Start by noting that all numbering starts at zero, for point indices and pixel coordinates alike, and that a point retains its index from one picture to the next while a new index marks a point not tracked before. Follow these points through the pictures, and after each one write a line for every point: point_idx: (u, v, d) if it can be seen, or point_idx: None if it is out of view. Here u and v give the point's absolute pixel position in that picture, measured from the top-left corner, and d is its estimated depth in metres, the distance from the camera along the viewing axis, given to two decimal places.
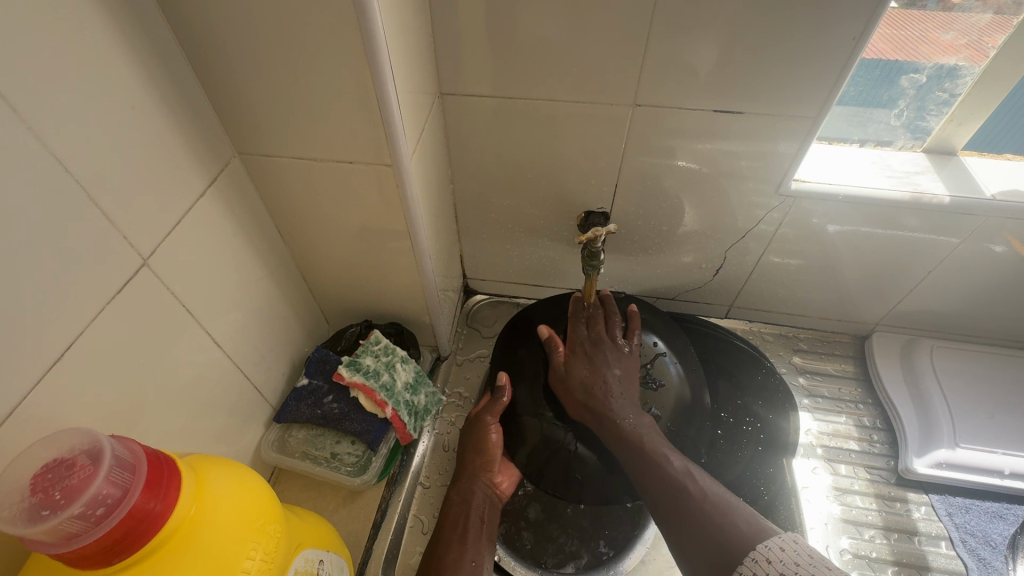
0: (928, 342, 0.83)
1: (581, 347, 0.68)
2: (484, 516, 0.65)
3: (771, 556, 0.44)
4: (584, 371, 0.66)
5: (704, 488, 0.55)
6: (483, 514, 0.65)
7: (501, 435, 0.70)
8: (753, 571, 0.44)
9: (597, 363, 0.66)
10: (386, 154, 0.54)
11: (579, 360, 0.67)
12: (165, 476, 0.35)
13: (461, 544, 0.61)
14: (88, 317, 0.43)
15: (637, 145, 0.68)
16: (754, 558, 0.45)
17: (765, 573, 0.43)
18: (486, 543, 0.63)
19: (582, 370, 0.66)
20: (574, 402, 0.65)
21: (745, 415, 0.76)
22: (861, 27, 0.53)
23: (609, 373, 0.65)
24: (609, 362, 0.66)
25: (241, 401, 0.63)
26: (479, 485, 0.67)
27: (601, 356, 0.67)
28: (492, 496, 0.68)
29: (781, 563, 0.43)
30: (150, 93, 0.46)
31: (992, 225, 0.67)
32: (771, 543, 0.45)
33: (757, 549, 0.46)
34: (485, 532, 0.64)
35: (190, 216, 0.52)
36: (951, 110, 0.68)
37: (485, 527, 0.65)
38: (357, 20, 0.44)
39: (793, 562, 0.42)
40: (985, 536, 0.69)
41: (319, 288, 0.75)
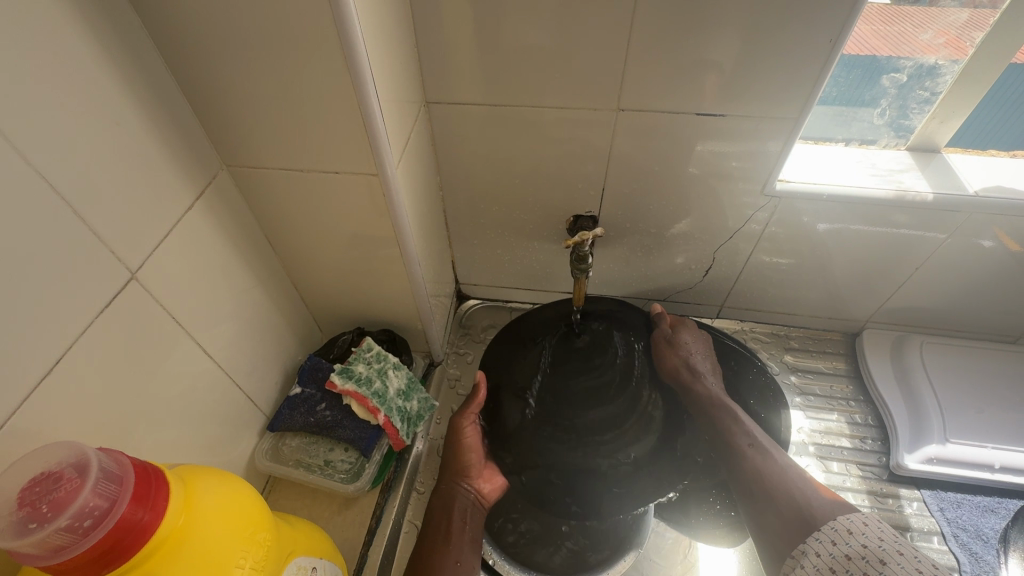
0: (918, 338, 0.83)
1: (665, 335, 0.78)
2: (465, 518, 0.67)
3: (851, 528, 0.52)
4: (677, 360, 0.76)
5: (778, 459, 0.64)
6: (466, 516, 0.67)
7: (477, 438, 0.71)
8: (832, 536, 0.53)
9: (681, 344, 0.77)
10: (372, 165, 0.55)
11: (668, 348, 0.77)
12: (153, 487, 0.35)
13: (444, 546, 0.63)
14: (76, 331, 0.44)
15: (623, 148, 0.69)
16: (835, 528, 0.53)
17: (845, 540, 0.52)
18: (470, 544, 0.65)
19: (676, 355, 0.76)
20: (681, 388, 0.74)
21: None
22: (839, 30, 0.54)
23: (683, 355, 0.76)
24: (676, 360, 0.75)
25: (234, 411, 0.64)
26: (463, 487, 0.69)
27: (672, 344, 0.77)
28: (474, 499, 0.69)
29: (865, 535, 0.51)
30: (134, 108, 0.46)
31: (976, 221, 0.68)
32: (852, 517, 0.53)
33: (837, 521, 0.54)
34: (467, 533, 0.66)
35: (177, 229, 0.52)
36: (932, 109, 0.68)
37: (468, 528, 0.66)
38: (339, 33, 0.44)
39: (876, 537, 0.50)
40: (977, 531, 0.70)
41: (310, 297, 0.75)
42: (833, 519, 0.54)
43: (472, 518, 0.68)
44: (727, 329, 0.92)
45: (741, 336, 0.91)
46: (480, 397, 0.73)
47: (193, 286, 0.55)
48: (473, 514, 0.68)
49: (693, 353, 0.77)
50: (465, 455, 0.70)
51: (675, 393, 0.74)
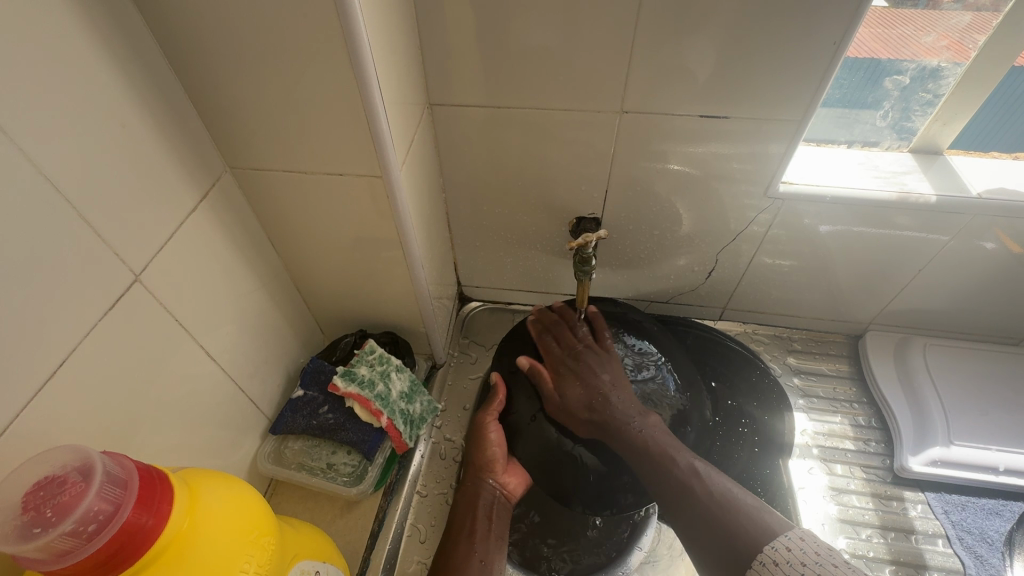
0: (921, 340, 0.83)
1: (564, 365, 0.71)
2: (490, 515, 0.67)
3: (777, 557, 0.49)
4: (578, 390, 0.68)
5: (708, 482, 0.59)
6: (490, 512, 0.67)
7: (500, 434, 0.71)
8: (761, 572, 0.49)
9: (585, 374, 0.69)
10: (376, 166, 0.55)
11: (567, 378, 0.69)
12: (157, 492, 0.35)
13: (469, 543, 0.63)
14: (80, 333, 0.44)
15: (626, 150, 0.69)
16: (762, 560, 0.50)
17: (772, 574, 0.49)
18: (496, 541, 0.65)
19: (576, 390, 0.68)
20: (576, 421, 0.67)
21: (741, 416, 0.76)
22: (842, 32, 0.54)
23: (599, 380, 0.68)
24: (596, 369, 0.69)
25: (236, 413, 0.63)
26: (488, 483, 0.69)
27: (585, 367, 0.70)
28: (500, 495, 0.69)
29: (788, 565, 0.48)
30: (139, 110, 0.46)
31: (980, 223, 0.68)
32: (776, 543, 0.50)
33: (763, 550, 0.50)
34: (494, 531, 0.66)
35: (181, 231, 0.52)
36: (935, 110, 0.68)
37: (495, 524, 0.67)
38: (343, 35, 0.44)
39: (799, 562, 0.48)
40: (981, 533, 0.70)
41: (312, 299, 0.75)
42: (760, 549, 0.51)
43: (497, 515, 0.68)
44: (730, 331, 0.92)
45: (744, 338, 0.91)
46: (501, 395, 0.73)
47: (197, 288, 0.55)
48: (500, 511, 0.68)
49: (615, 374, 0.69)
50: (488, 451, 0.70)
51: (605, 430, 0.65)
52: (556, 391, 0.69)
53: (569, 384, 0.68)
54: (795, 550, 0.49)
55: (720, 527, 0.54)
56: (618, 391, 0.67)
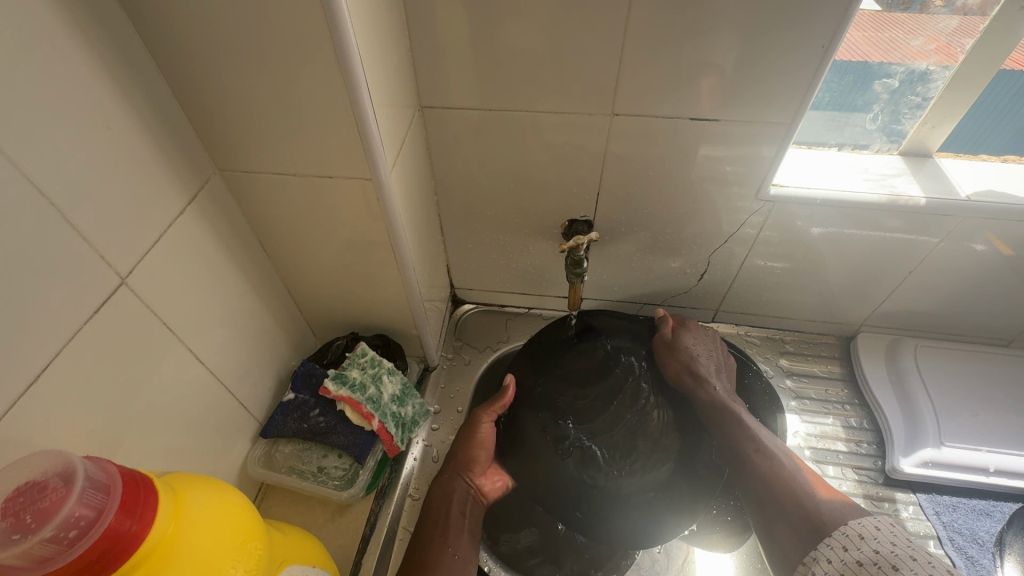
0: (912, 342, 0.84)
1: (671, 335, 0.78)
2: (464, 511, 0.65)
3: (863, 533, 0.50)
4: (691, 347, 0.76)
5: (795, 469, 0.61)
6: (464, 509, 0.66)
7: (490, 434, 0.72)
8: (843, 543, 0.51)
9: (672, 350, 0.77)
10: (366, 169, 0.55)
11: (665, 349, 0.77)
12: (141, 497, 0.35)
13: (443, 538, 0.62)
14: (63, 337, 0.43)
15: (617, 152, 0.69)
16: (845, 534, 0.51)
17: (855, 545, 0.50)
18: (468, 538, 0.64)
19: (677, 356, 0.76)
20: (682, 381, 0.75)
21: None
22: (831, 35, 0.55)
23: (687, 351, 0.76)
24: (694, 349, 0.76)
25: (226, 417, 0.63)
26: (464, 480, 0.68)
27: (664, 342, 0.78)
28: (474, 495, 0.68)
29: (877, 540, 0.49)
30: (125, 112, 0.46)
31: (970, 224, 0.68)
32: (864, 521, 0.51)
33: (848, 525, 0.52)
34: (467, 527, 0.64)
35: (168, 234, 0.52)
36: (924, 113, 0.69)
37: (469, 520, 0.65)
38: (332, 38, 0.44)
39: (888, 541, 0.48)
40: (973, 535, 0.70)
41: (304, 301, 0.75)
42: (840, 527, 0.52)
43: (471, 513, 0.66)
44: (723, 333, 0.92)
45: (737, 340, 0.91)
46: (507, 397, 0.74)
47: (185, 291, 0.55)
48: (473, 506, 0.67)
49: (696, 349, 0.76)
50: (475, 449, 0.70)
51: (687, 397, 0.74)
52: (679, 343, 0.77)
53: (682, 345, 0.77)
54: (866, 536, 0.50)
55: (776, 485, 0.60)
56: (713, 360, 0.75)
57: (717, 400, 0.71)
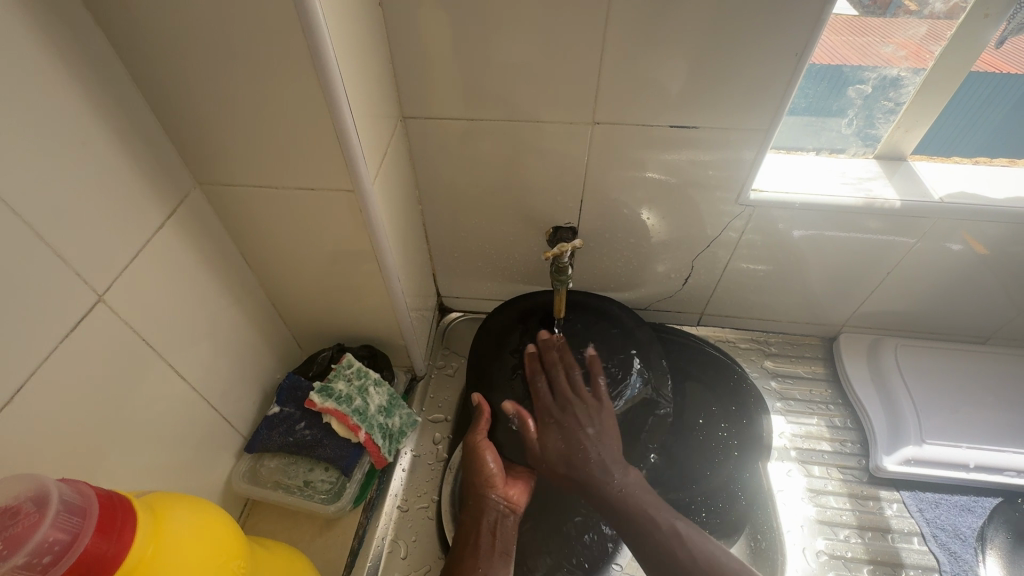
0: (892, 341, 0.85)
1: (551, 416, 0.71)
2: (496, 531, 0.66)
3: None
4: (558, 443, 0.69)
5: (693, 552, 0.61)
6: (494, 528, 0.66)
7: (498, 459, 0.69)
8: None
9: (570, 427, 0.69)
10: (348, 180, 0.55)
11: (550, 430, 0.70)
12: (118, 519, 0.34)
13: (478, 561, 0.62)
14: (39, 358, 0.42)
15: (599, 160, 0.70)
16: None
17: None
18: (500, 559, 0.64)
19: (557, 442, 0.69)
20: (557, 474, 0.69)
21: (720, 421, 0.77)
22: (803, 44, 0.56)
23: (583, 433, 0.69)
24: (581, 421, 0.70)
25: (209, 433, 0.62)
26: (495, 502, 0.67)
27: (572, 419, 0.70)
28: (505, 508, 0.67)
29: None
30: (101, 127, 0.45)
31: (944, 225, 0.70)
32: None
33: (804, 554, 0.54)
34: (500, 545, 0.65)
35: (148, 249, 0.51)
36: (897, 118, 0.70)
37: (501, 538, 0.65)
38: (311, 51, 0.44)
39: None
40: (954, 530, 0.71)
41: (288, 313, 0.74)
42: None
43: (502, 530, 0.66)
44: (708, 336, 0.93)
45: (723, 343, 0.92)
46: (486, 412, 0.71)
47: (165, 307, 0.54)
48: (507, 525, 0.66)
49: (601, 425, 0.69)
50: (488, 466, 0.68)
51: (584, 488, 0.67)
52: (538, 443, 0.70)
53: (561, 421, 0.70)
54: None
55: None
56: (599, 446, 0.68)
57: (632, 483, 0.66)
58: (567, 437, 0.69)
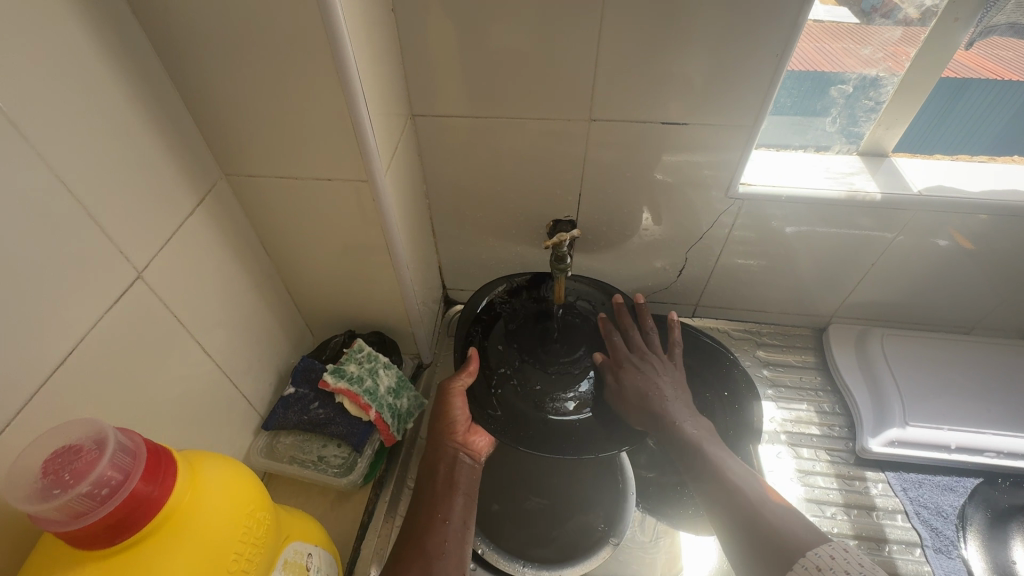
0: (880, 330, 0.89)
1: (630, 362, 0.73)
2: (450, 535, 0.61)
3: (821, 563, 0.47)
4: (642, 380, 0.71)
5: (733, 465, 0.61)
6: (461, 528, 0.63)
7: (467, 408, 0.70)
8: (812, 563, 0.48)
9: (645, 374, 0.72)
10: (363, 172, 0.59)
11: (630, 372, 0.72)
12: (162, 464, 0.38)
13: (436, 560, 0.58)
14: (84, 326, 0.46)
15: (597, 154, 0.74)
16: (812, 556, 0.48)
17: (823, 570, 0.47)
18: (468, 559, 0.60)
19: (636, 380, 0.71)
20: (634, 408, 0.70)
21: (705, 389, 0.84)
22: (784, 44, 0.60)
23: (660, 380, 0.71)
24: (654, 373, 0.72)
25: (230, 409, 0.66)
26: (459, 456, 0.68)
27: (651, 369, 0.73)
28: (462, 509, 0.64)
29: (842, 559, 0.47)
30: (141, 120, 0.50)
31: (924, 217, 0.74)
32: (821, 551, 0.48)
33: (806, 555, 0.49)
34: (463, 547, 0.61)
35: (180, 233, 0.56)
36: (877, 116, 0.74)
37: (462, 482, 0.67)
38: (331, 51, 0.49)
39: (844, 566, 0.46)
40: (937, 508, 0.73)
41: (303, 301, 0.78)
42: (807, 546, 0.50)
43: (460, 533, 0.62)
44: (703, 328, 0.96)
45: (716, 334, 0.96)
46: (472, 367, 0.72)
47: (193, 286, 0.58)
48: (469, 474, 0.68)
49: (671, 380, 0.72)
50: (439, 464, 0.67)
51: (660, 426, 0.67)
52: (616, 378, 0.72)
53: (453, 422, 0.70)
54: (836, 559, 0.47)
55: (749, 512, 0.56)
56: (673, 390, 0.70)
57: (704, 434, 0.65)
58: (648, 385, 0.70)
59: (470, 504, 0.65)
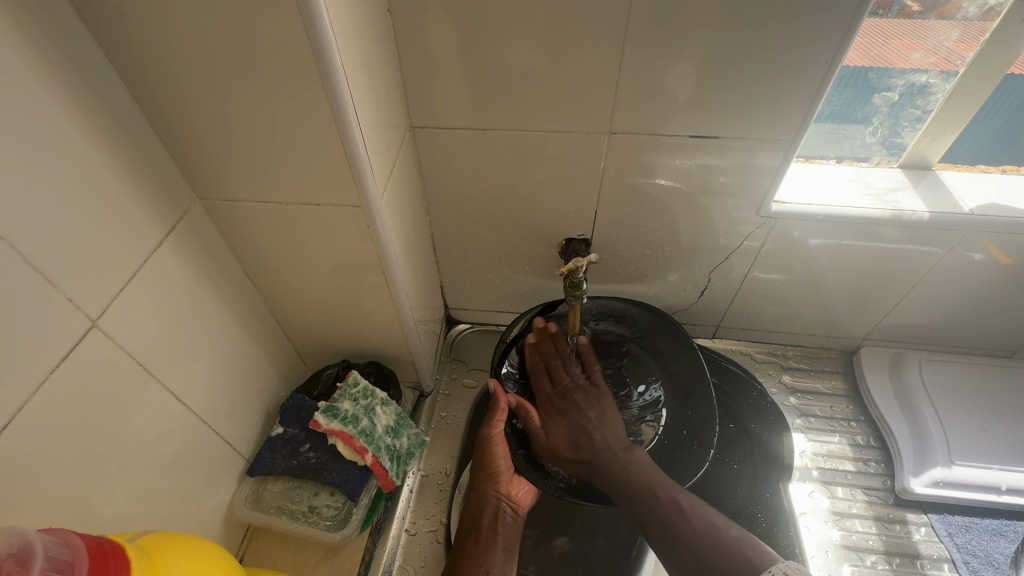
0: (916, 355, 0.82)
1: (552, 405, 0.70)
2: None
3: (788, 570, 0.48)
4: (562, 429, 0.68)
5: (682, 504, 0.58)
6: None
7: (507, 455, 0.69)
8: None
9: (571, 413, 0.69)
10: (356, 196, 0.52)
11: (555, 420, 0.69)
12: (110, 570, 0.32)
13: None
14: (28, 389, 0.40)
15: (615, 169, 0.67)
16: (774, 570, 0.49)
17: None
18: None
19: (562, 428, 0.68)
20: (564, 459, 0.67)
21: (729, 420, 0.77)
22: (833, 51, 0.53)
23: (584, 418, 0.69)
24: (580, 407, 0.70)
25: (210, 457, 0.60)
26: (499, 501, 0.68)
27: (572, 406, 0.70)
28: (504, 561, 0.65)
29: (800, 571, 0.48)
30: (96, 145, 0.43)
31: (974, 238, 0.67)
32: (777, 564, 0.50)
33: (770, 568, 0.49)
34: None
35: (145, 270, 0.49)
36: (924, 126, 0.67)
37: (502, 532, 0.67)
38: (316, 62, 0.42)
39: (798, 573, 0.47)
40: (987, 556, 0.68)
41: (292, 329, 0.72)
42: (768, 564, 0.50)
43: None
44: (724, 350, 0.90)
45: (738, 357, 0.89)
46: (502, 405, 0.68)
47: (163, 328, 0.52)
48: (510, 527, 0.68)
49: (600, 411, 0.69)
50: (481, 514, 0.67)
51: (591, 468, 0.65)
52: (542, 431, 0.69)
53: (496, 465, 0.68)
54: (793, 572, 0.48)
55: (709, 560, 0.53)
56: (602, 426, 0.67)
57: (638, 460, 0.63)
58: (575, 429, 0.68)
59: (509, 560, 0.65)
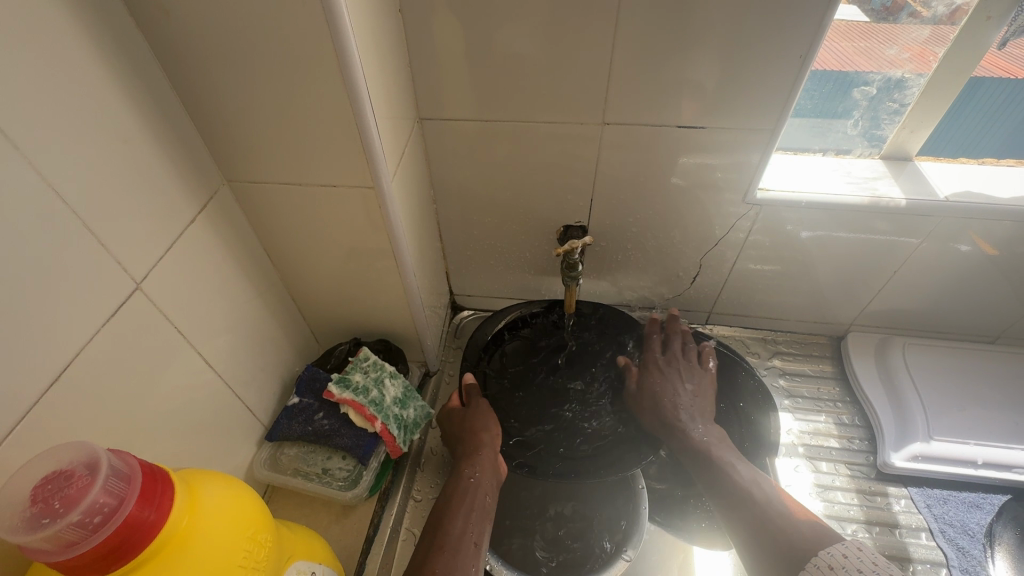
0: (901, 340, 0.86)
1: (661, 364, 0.77)
2: (466, 531, 0.59)
3: (834, 562, 0.52)
4: (654, 380, 0.75)
5: (767, 492, 0.63)
6: (478, 535, 0.59)
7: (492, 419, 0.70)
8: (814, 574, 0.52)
9: (672, 378, 0.76)
10: (368, 178, 0.57)
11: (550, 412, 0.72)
12: (158, 486, 0.36)
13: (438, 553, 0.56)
14: (81, 340, 0.45)
15: (610, 159, 0.71)
16: (817, 564, 0.52)
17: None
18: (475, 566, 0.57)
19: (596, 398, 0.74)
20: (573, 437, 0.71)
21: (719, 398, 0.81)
22: (808, 45, 0.58)
23: (681, 391, 0.74)
24: (682, 377, 0.76)
25: (233, 420, 0.65)
26: (480, 460, 0.66)
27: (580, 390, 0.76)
28: (480, 507, 0.62)
29: (859, 559, 0.50)
30: (139, 127, 0.48)
31: (952, 225, 0.71)
32: (833, 551, 0.53)
33: (819, 555, 0.53)
34: (472, 540, 0.59)
35: (179, 242, 0.54)
36: (902, 119, 0.72)
37: (486, 480, 0.65)
38: (335, 55, 0.47)
39: (870, 562, 0.50)
40: (963, 526, 0.71)
41: (307, 308, 0.77)
42: (816, 551, 0.54)
43: (477, 534, 0.60)
44: (717, 335, 0.94)
45: (730, 341, 0.93)
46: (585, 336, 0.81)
47: (193, 296, 0.57)
48: (486, 472, 0.66)
49: (698, 386, 0.76)
50: (467, 456, 0.67)
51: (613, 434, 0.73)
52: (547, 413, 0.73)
53: (483, 429, 0.69)
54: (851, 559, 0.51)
55: (779, 533, 0.58)
56: (694, 397, 0.74)
57: (714, 437, 0.70)
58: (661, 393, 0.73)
59: (478, 509, 0.62)
